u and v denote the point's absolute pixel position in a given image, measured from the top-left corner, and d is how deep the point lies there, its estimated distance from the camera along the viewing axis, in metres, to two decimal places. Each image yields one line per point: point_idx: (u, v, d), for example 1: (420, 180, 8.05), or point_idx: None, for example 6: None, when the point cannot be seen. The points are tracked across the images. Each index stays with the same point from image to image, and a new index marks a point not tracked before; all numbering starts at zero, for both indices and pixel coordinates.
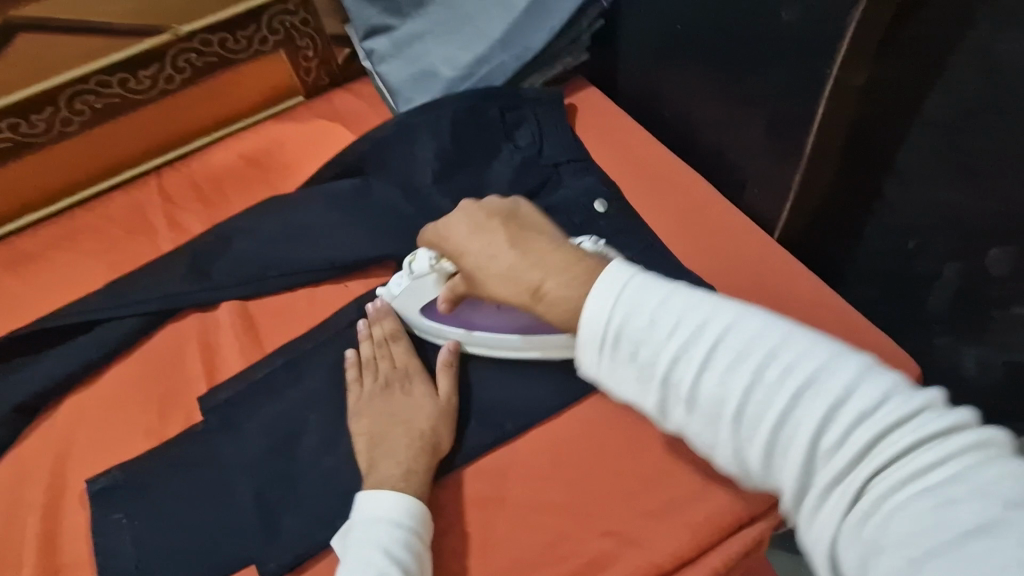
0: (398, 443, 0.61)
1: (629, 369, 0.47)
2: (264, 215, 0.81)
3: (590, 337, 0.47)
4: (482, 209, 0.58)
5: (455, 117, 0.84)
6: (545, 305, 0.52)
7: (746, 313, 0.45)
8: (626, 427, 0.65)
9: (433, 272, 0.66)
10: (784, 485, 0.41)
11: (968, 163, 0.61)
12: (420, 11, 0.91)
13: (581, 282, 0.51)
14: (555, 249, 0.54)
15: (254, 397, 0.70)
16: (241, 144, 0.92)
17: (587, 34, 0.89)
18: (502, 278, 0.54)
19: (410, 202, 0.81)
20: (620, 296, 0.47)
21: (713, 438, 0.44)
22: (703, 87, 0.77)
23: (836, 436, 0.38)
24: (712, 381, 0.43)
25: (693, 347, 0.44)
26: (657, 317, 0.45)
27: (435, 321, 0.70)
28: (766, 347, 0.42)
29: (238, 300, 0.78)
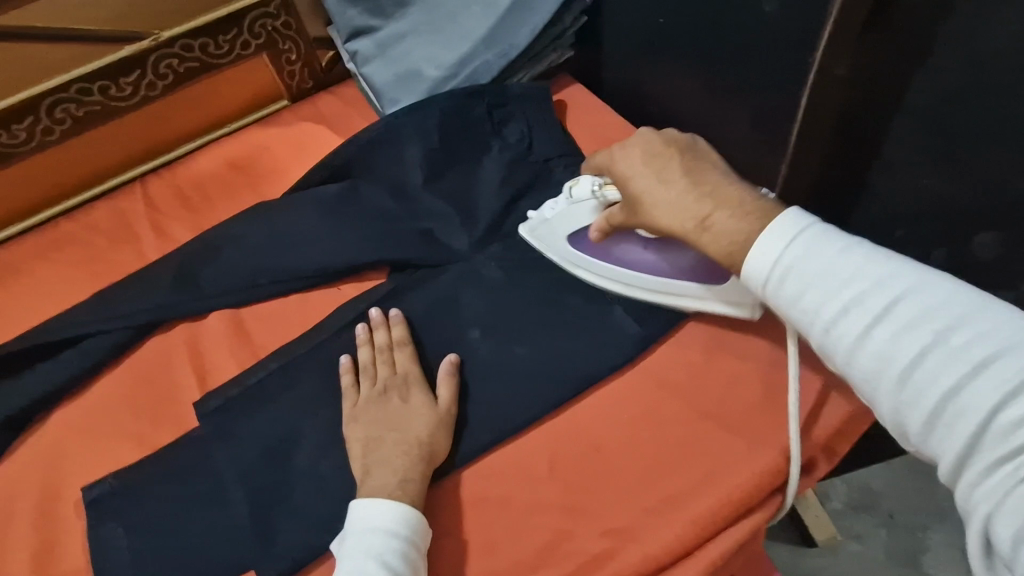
0: (393, 451, 0.61)
1: (792, 312, 0.49)
2: (251, 220, 0.80)
3: (755, 277, 0.50)
4: (660, 138, 0.61)
5: (443, 115, 0.83)
6: (710, 236, 0.54)
7: (934, 280, 0.44)
8: (623, 422, 0.65)
9: (594, 198, 0.68)
10: (943, 452, 0.42)
11: (948, 148, 0.61)
12: (404, 12, 0.91)
13: (752, 217, 0.52)
14: (730, 185, 0.56)
15: (246, 404, 0.69)
16: (227, 149, 0.91)
17: (571, 31, 0.89)
18: (669, 205, 0.57)
19: (400, 203, 0.81)
20: (792, 244, 0.48)
21: (874, 391, 0.45)
22: (688, 81, 0.77)
23: (1017, 411, 0.38)
24: (884, 336, 0.44)
25: (871, 298, 0.45)
26: (834, 268, 0.47)
27: (587, 254, 0.70)
28: (953, 314, 0.42)
29: (228, 307, 0.77)
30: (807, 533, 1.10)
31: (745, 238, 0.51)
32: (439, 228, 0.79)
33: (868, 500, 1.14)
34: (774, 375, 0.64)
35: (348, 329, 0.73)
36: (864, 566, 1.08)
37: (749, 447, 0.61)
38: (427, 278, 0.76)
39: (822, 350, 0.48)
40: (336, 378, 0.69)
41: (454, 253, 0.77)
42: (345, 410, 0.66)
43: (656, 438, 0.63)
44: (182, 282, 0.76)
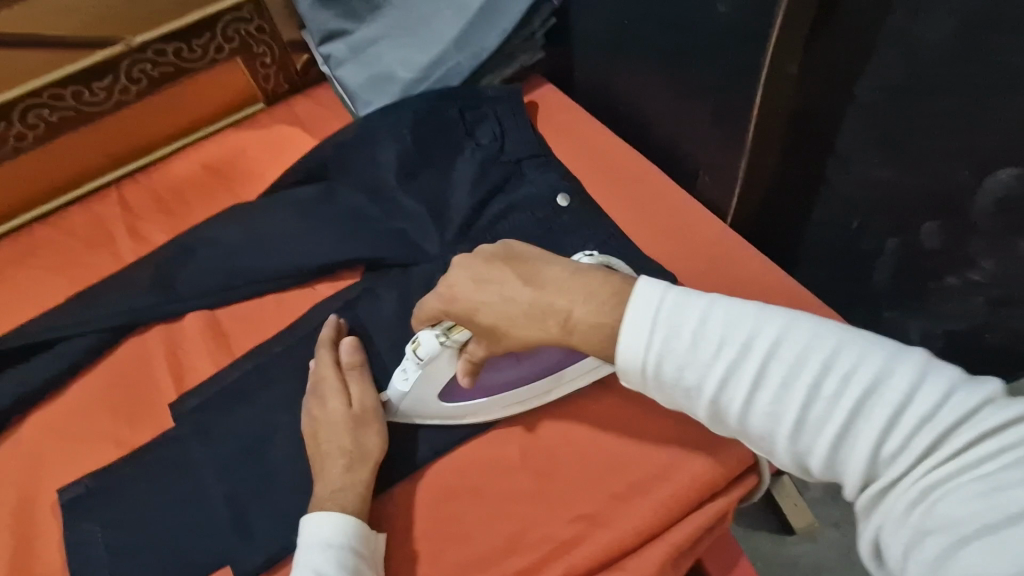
0: (327, 461, 0.62)
1: (677, 391, 0.48)
2: (226, 222, 0.81)
3: (632, 367, 0.49)
4: (478, 258, 0.56)
5: (417, 117, 0.85)
6: (577, 338, 0.52)
7: (792, 321, 0.46)
8: (594, 412, 0.67)
9: (445, 349, 0.59)
10: (844, 483, 0.44)
11: (897, 143, 0.63)
12: (377, 15, 0.93)
13: (612, 306, 0.50)
14: (572, 274, 0.53)
15: (222, 403, 0.70)
16: (202, 153, 0.92)
17: (540, 32, 0.91)
18: (526, 318, 0.53)
19: (375, 203, 0.82)
20: (658, 319, 0.48)
21: (772, 447, 0.46)
22: (654, 80, 0.80)
23: (896, 432, 0.41)
24: (764, 398, 0.45)
25: (744, 360, 0.45)
26: (700, 338, 0.47)
27: (458, 400, 0.65)
28: (821, 357, 0.44)
29: (204, 309, 0.78)
30: (786, 520, 1.12)
31: (613, 329, 0.50)
32: (413, 227, 0.80)
33: None
34: None
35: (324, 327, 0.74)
36: (842, 552, 1.11)
37: (716, 434, 0.63)
38: (402, 277, 0.77)
39: (715, 421, 0.49)
40: (311, 376, 0.71)
41: (428, 252, 0.79)
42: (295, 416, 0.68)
43: (624, 427, 0.65)
44: (157, 285, 0.77)
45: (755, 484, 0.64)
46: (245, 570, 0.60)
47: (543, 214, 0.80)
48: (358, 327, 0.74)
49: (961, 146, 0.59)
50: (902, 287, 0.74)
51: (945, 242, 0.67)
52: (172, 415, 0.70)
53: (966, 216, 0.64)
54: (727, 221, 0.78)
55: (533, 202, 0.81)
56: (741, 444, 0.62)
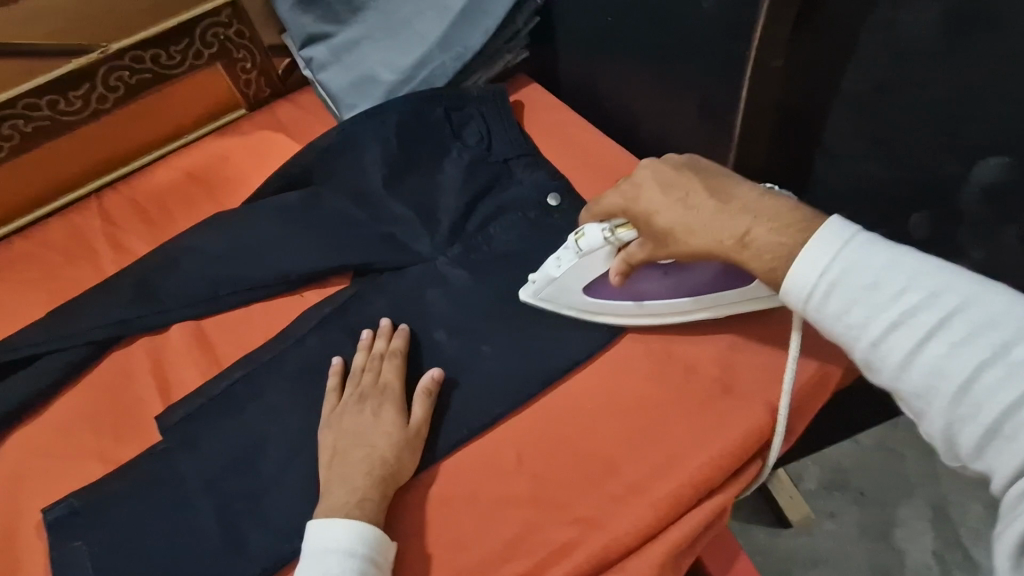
0: (356, 467, 0.61)
1: (837, 327, 0.47)
2: (211, 230, 0.79)
3: (797, 294, 0.48)
4: (670, 167, 0.58)
5: (402, 119, 0.84)
6: (750, 254, 0.52)
7: (993, 293, 0.42)
8: (591, 409, 0.67)
9: (607, 245, 0.62)
10: (995, 463, 0.40)
11: (879, 132, 0.62)
12: (358, 17, 0.92)
13: (794, 229, 0.50)
14: (764, 196, 0.54)
15: (211, 415, 0.68)
16: (184, 160, 0.91)
17: (524, 32, 0.91)
18: (703, 227, 0.55)
19: (362, 208, 0.81)
20: (842, 256, 0.46)
21: (924, 405, 0.44)
22: (639, 77, 0.80)
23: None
24: (937, 349, 0.42)
25: (924, 310, 0.43)
26: (882, 279, 0.45)
27: (603, 297, 0.68)
28: (1012, 327, 0.41)
29: (190, 320, 0.76)
30: (783, 514, 1.12)
31: (789, 254, 0.50)
32: (402, 231, 0.80)
33: (840, 478, 1.17)
34: (731, 360, 0.67)
35: (312, 334, 0.73)
36: (838, 543, 1.12)
37: (715, 428, 0.63)
38: (391, 282, 0.77)
39: (868, 366, 0.47)
40: (301, 385, 0.70)
41: (417, 256, 0.78)
42: (325, 414, 0.66)
43: (622, 424, 0.65)
44: (141, 296, 0.76)
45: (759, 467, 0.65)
46: None
47: (534, 214, 0.80)
48: (352, 335, 0.73)
49: (948, 135, 0.58)
50: None
51: (934, 231, 0.64)
52: (159, 429, 0.68)
53: (955, 204, 0.61)
54: None
55: (522, 203, 0.81)
56: (741, 437, 0.62)
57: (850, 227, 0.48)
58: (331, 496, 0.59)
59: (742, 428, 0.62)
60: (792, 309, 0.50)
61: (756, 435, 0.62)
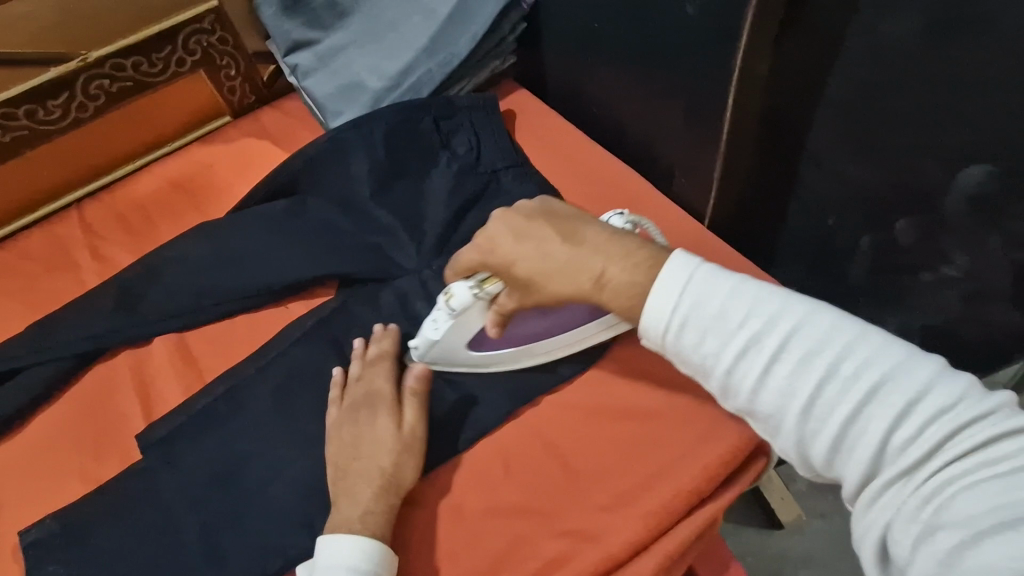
0: (357, 480, 0.59)
1: (695, 359, 0.49)
2: (194, 242, 0.78)
3: (653, 329, 0.50)
4: (518, 215, 0.58)
5: (388, 127, 0.83)
6: (609, 293, 0.53)
7: (817, 312, 0.46)
8: (592, 414, 0.66)
9: (478, 300, 0.60)
10: (846, 475, 0.43)
11: (864, 138, 0.62)
12: (343, 23, 0.91)
13: (640, 267, 0.52)
14: (610, 235, 0.55)
15: (194, 430, 0.67)
16: (167, 169, 0.89)
17: (510, 37, 0.90)
18: (562, 274, 0.54)
19: (348, 217, 0.81)
20: (686, 290, 0.49)
21: (777, 426, 0.46)
22: (627, 84, 0.79)
23: (906, 428, 0.40)
24: (781, 373, 0.45)
25: (765, 336, 0.46)
26: (726, 309, 0.48)
27: (485, 348, 0.66)
28: (838, 345, 0.44)
29: (173, 333, 0.75)
30: (774, 515, 1.13)
31: (641, 290, 0.51)
32: (389, 241, 0.79)
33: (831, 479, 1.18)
34: None
35: (298, 346, 0.72)
36: (829, 544, 1.12)
37: (710, 435, 0.63)
38: (378, 292, 0.76)
39: (726, 394, 0.49)
40: (287, 398, 0.69)
41: (404, 266, 0.78)
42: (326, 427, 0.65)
43: (619, 431, 0.65)
44: (122, 310, 0.74)
45: (766, 462, 0.65)
46: None
47: None
48: (337, 347, 0.72)
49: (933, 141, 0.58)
50: (877, 285, 0.73)
51: (919, 237, 0.65)
52: (141, 445, 0.67)
53: (939, 205, 0.62)
54: (706, 223, 0.78)
55: None
56: (737, 443, 0.62)
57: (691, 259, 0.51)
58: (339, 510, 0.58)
59: (735, 435, 0.62)
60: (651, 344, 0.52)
61: (756, 436, 0.62)
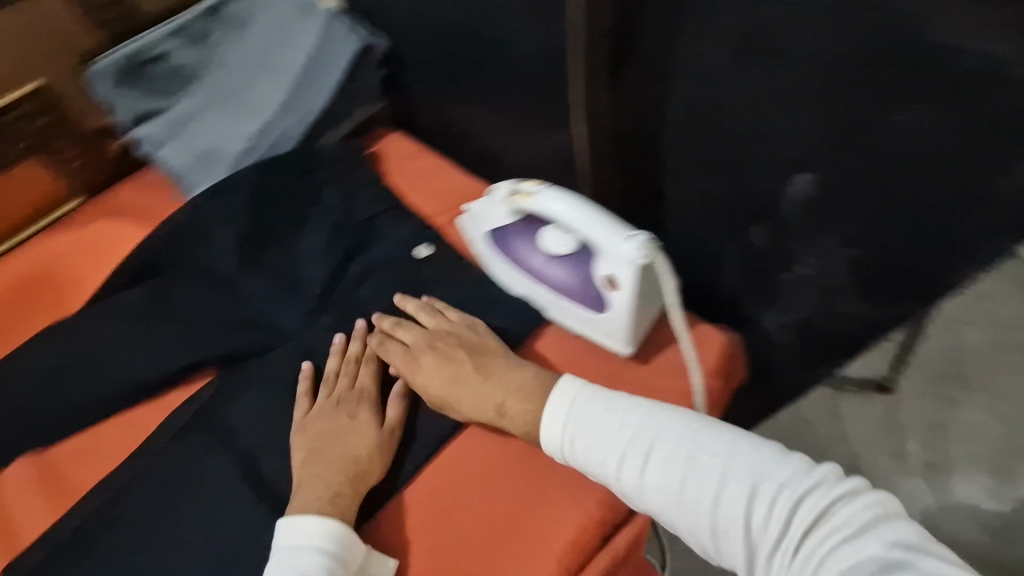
0: (329, 468, 0.62)
1: (589, 466, 0.57)
2: (44, 348, 0.71)
3: (554, 442, 0.60)
4: (442, 337, 0.70)
5: (251, 192, 0.81)
6: (509, 420, 0.65)
7: (675, 418, 0.55)
8: (496, 445, 0.67)
9: (506, 202, 0.72)
10: (735, 559, 0.48)
11: (710, 153, 0.64)
12: (191, 88, 0.86)
13: (532, 397, 0.64)
14: (514, 368, 0.66)
15: (69, 556, 0.61)
16: (7, 269, 0.79)
17: (373, 84, 0.89)
18: (470, 400, 0.66)
19: (217, 292, 0.76)
20: (570, 411, 0.60)
21: (672, 521, 0.52)
22: (489, 120, 0.81)
23: (763, 503, 0.48)
24: (653, 471, 0.53)
25: (637, 440, 0.55)
26: (605, 418, 0.57)
27: (493, 247, 0.76)
28: (692, 440, 0.53)
29: (34, 454, 0.68)
30: None
31: (534, 419, 0.63)
32: (267, 309, 0.76)
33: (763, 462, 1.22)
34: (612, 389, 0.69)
35: (177, 441, 0.67)
36: None
37: None
38: (258, 365, 0.72)
39: (621, 494, 0.56)
40: (174, 497, 0.64)
41: (285, 333, 0.74)
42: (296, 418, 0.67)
43: (529, 460, 0.66)
44: None
45: None
46: None
47: (405, 269, 0.79)
48: (220, 435, 0.67)
49: (753, 153, 0.61)
50: None
51: (772, 240, 0.66)
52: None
53: (778, 215, 0.63)
54: None
55: (392, 261, 0.79)
56: None
57: (576, 380, 0.61)
58: (303, 495, 0.61)
59: None
60: (554, 456, 0.60)
61: None
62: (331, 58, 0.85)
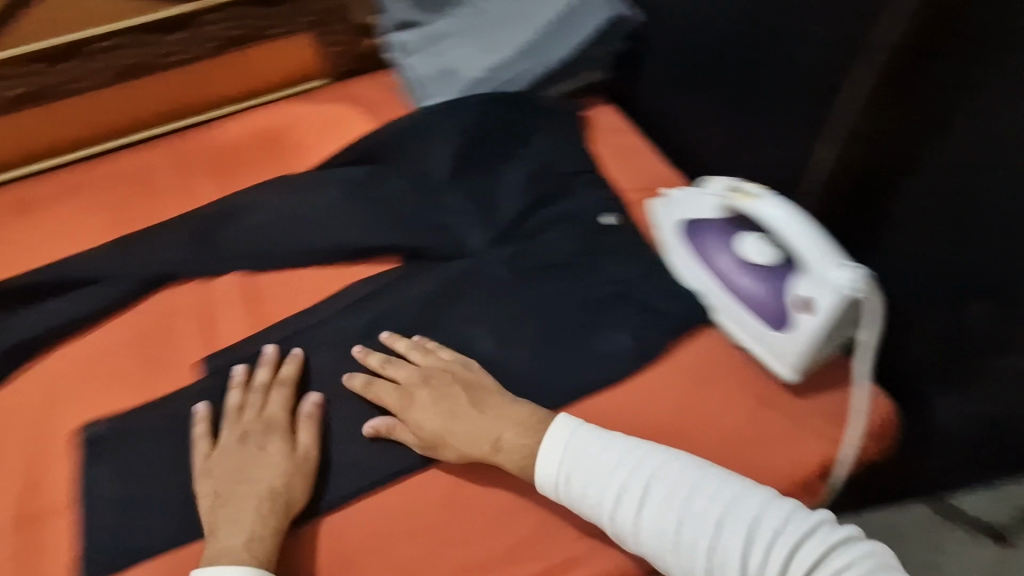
0: (245, 506, 0.59)
1: (584, 506, 0.60)
2: (275, 193, 0.81)
3: (549, 480, 0.62)
4: (436, 375, 0.68)
5: (477, 117, 0.87)
6: (504, 455, 0.63)
7: (669, 461, 0.60)
8: (630, 421, 0.70)
9: (719, 197, 0.73)
10: None
11: (956, 217, 0.65)
12: (453, 12, 0.94)
13: (532, 432, 0.64)
14: (513, 403, 0.66)
15: (252, 366, 0.70)
16: (256, 119, 0.90)
17: (611, 53, 0.92)
18: (467, 436, 0.64)
19: (422, 195, 0.83)
20: (567, 446, 0.62)
21: (667, 563, 0.57)
22: (719, 120, 0.84)
23: (762, 548, 0.53)
24: (650, 513, 0.57)
25: (634, 482, 0.59)
26: (601, 457, 0.61)
27: (680, 237, 0.77)
28: (689, 484, 0.58)
29: (241, 274, 0.77)
30: None
31: (531, 449, 0.63)
32: (459, 223, 0.81)
33: None
34: (761, 411, 0.70)
35: (358, 308, 0.75)
36: None
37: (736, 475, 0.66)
38: (442, 269, 0.78)
39: (615, 533, 0.59)
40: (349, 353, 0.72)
41: (468, 251, 0.80)
42: (195, 463, 0.63)
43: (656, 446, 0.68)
44: (199, 243, 0.77)
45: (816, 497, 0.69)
46: None
47: (590, 229, 0.81)
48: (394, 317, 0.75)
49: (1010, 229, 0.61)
50: (944, 366, 0.71)
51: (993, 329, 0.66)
52: (209, 366, 0.70)
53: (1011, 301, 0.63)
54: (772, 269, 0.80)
55: (580, 217, 0.82)
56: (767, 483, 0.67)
57: (567, 419, 0.63)
58: (220, 539, 0.57)
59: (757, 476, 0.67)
60: (547, 493, 0.62)
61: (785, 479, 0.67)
62: (585, 16, 0.88)
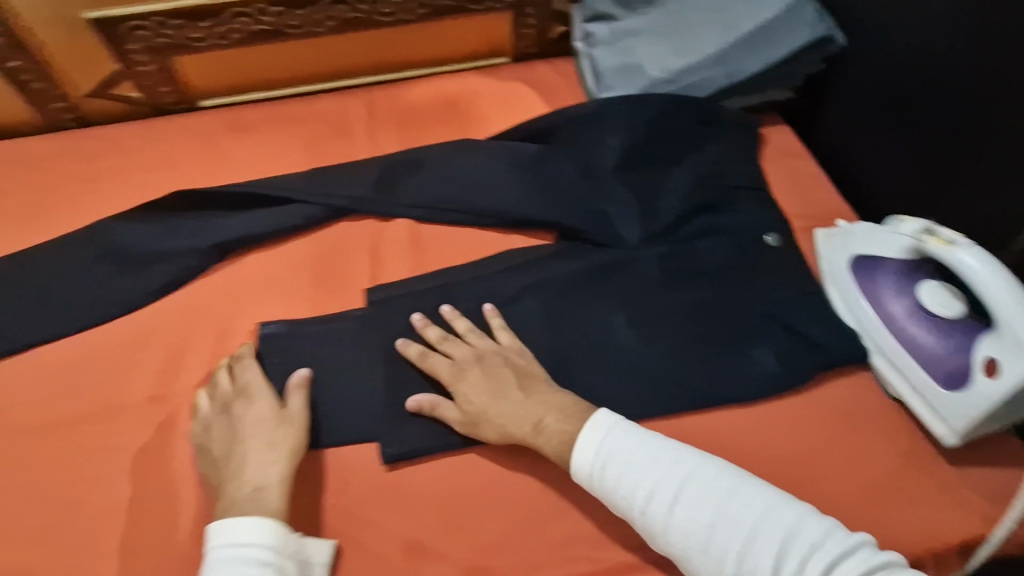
0: (245, 462, 0.62)
1: (616, 499, 0.60)
2: (453, 153, 0.87)
3: (583, 468, 0.62)
4: (481, 360, 0.69)
5: (655, 113, 0.87)
6: (544, 438, 0.64)
7: (706, 465, 0.60)
8: (761, 442, 0.68)
9: (911, 239, 0.69)
10: None
11: None
12: (647, 11, 0.96)
13: (574, 420, 0.64)
14: (557, 391, 0.67)
15: (409, 304, 0.76)
16: (444, 85, 0.98)
17: (802, 73, 0.90)
18: (509, 416, 0.66)
19: (586, 179, 0.85)
20: (605, 437, 0.62)
21: (695, 565, 0.56)
22: (913, 161, 0.81)
23: (798, 561, 0.53)
24: (683, 513, 0.57)
25: (668, 481, 0.59)
26: (638, 452, 0.61)
27: (851, 272, 0.74)
28: (725, 489, 0.58)
29: (411, 221, 0.84)
30: None
31: (570, 437, 0.63)
32: (617, 213, 0.83)
33: None
34: (905, 466, 0.66)
35: (509, 272, 0.79)
36: None
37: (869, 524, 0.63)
38: (596, 254, 0.80)
39: (645, 531, 0.59)
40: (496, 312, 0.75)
41: (622, 241, 0.81)
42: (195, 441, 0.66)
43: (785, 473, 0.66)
44: (381, 185, 0.84)
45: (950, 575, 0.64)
46: (390, 453, 0.67)
47: (749, 245, 0.80)
48: (543, 289, 0.77)
49: None
50: None
51: None
52: (372, 297, 0.77)
53: None
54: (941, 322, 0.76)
55: (741, 231, 0.81)
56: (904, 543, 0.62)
57: (607, 414, 0.64)
58: (226, 495, 0.60)
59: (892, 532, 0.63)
60: (580, 480, 0.62)
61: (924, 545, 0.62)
62: (787, 34, 0.86)
